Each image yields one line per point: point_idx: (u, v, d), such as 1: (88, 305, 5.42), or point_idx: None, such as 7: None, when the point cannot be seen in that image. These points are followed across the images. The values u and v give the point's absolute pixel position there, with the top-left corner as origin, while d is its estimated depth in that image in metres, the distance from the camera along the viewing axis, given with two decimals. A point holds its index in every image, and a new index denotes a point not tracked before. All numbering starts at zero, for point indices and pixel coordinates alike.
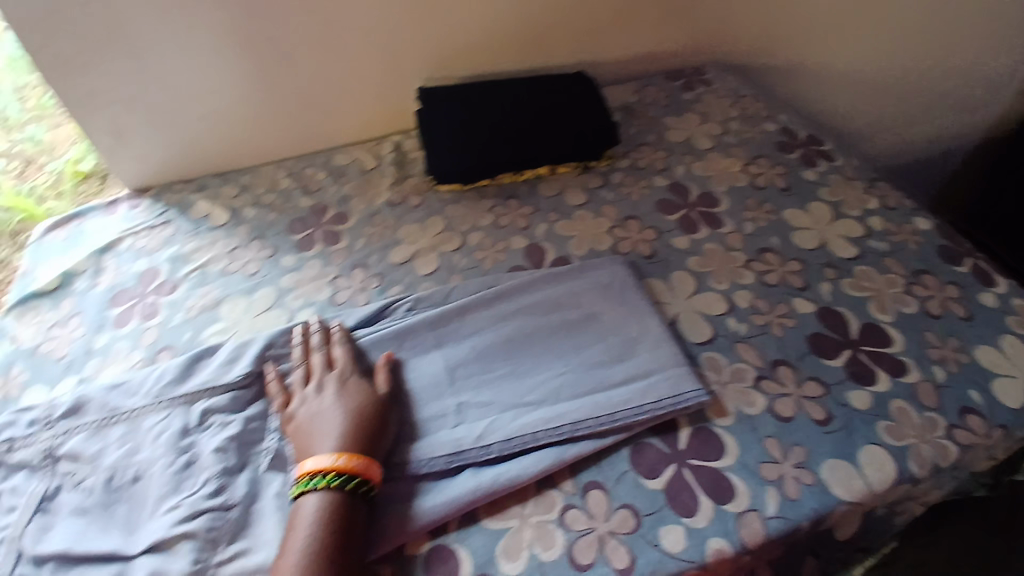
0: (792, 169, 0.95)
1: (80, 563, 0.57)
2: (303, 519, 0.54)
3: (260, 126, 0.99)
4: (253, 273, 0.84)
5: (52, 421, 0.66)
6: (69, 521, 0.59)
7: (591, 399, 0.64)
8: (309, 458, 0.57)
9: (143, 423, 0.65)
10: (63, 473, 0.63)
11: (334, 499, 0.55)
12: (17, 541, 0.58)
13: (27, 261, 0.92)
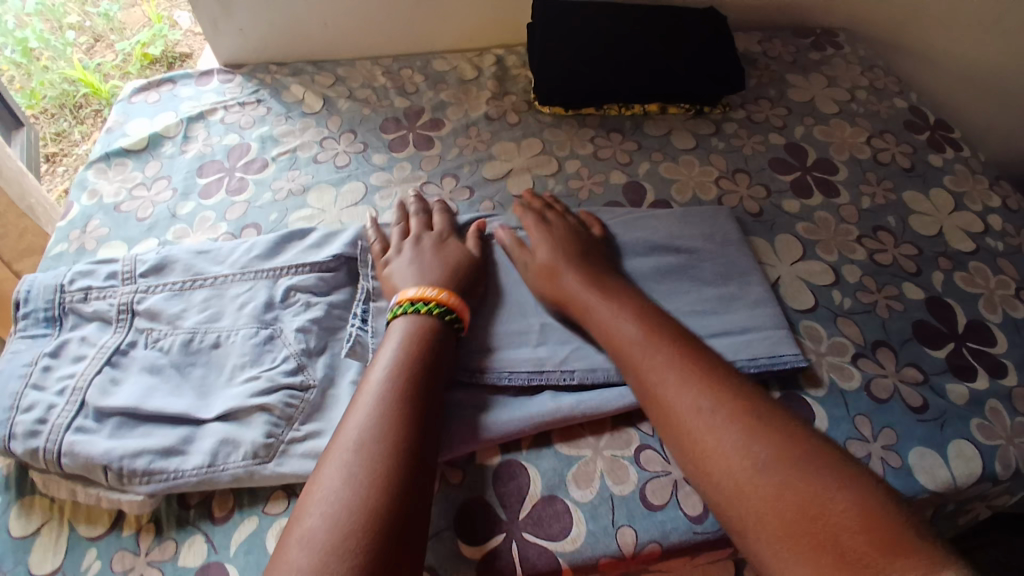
0: (918, 151, 0.86)
1: (148, 422, 0.55)
2: (393, 337, 0.56)
3: (364, 16, 0.98)
4: (343, 165, 0.83)
5: (134, 277, 0.65)
6: (140, 378, 0.58)
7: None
8: (410, 288, 0.60)
9: (227, 292, 0.64)
10: (137, 330, 0.61)
11: (430, 322, 0.57)
12: (81, 390, 0.56)
13: (117, 116, 0.92)
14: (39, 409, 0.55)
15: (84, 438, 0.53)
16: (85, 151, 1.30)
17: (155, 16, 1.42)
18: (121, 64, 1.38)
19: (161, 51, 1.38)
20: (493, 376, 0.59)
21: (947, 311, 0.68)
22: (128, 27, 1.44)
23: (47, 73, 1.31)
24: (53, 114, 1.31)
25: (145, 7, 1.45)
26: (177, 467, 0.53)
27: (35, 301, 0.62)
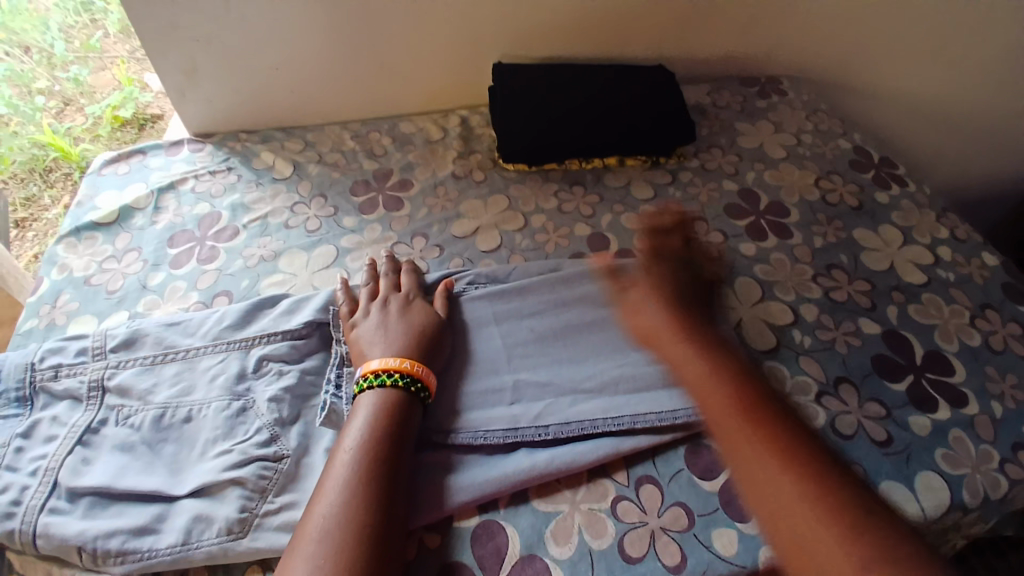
0: (864, 189, 0.91)
1: (122, 500, 0.54)
2: (360, 412, 0.57)
3: (331, 83, 1.02)
4: (314, 230, 0.84)
5: (104, 353, 0.65)
6: (112, 456, 0.57)
7: (647, 387, 0.63)
8: (374, 359, 0.61)
9: (198, 364, 0.64)
10: (109, 406, 0.60)
11: (395, 395, 0.58)
12: (53, 471, 0.55)
13: (85, 190, 0.93)
14: (11, 491, 0.53)
15: (58, 520, 0.52)
16: (53, 215, 1.31)
17: (125, 78, 1.42)
18: (91, 127, 1.39)
19: (132, 113, 1.39)
20: (465, 437, 0.59)
21: (904, 344, 0.72)
22: (99, 91, 1.43)
23: (16, 139, 1.32)
24: (24, 179, 1.33)
25: (116, 69, 1.45)
26: (152, 547, 0.52)
27: (3, 382, 0.61)
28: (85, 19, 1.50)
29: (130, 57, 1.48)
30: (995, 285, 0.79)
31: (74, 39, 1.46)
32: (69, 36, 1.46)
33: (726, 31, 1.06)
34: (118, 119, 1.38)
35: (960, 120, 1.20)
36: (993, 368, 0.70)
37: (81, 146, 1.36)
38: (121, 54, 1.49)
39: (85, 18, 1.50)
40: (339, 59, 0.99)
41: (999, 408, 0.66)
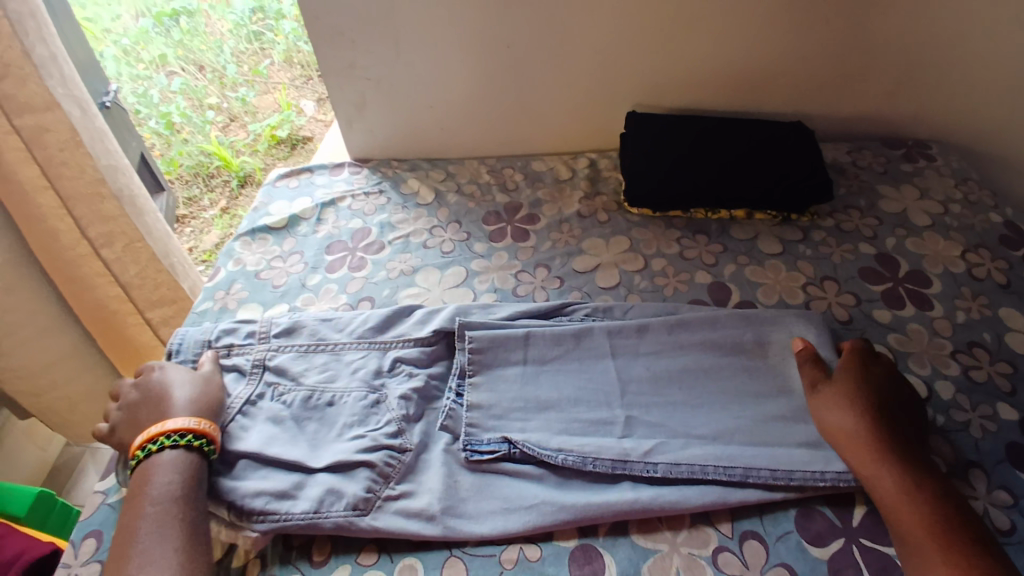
0: (1016, 267, 0.84)
1: (266, 466, 0.63)
2: (162, 468, 0.59)
3: (476, 122, 1.12)
4: (448, 252, 0.93)
5: (268, 336, 0.75)
6: (265, 426, 0.65)
7: (761, 438, 0.63)
8: (172, 420, 0.62)
9: (344, 356, 0.73)
10: (266, 382, 0.70)
11: (179, 457, 0.60)
12: (214, 433, 0.65)
13: (262, 198, 1.09)
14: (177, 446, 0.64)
15: (214, 477, 0.61)
16: (209, 215, 1.55)
17: (284, 102, 1.65)
18: (251, 142, 1.63)
19: (287, 133, 1.64)
20: (577, 458, 0.62)
21: None
22: (260, 110, 1.70)
23: (186, 145, 1.60)
24: (188, 180, 1.59)
25: (277, 94, 1.70)
26: (288, 510, 0.59)
27: (184, 352, 0.73)
28: (254, 47, 1.77)
29: (290, 84, 1.74)
30: None
31: (245, 63, 1.75)
32: (241, 60, 1.75)
33: (875, 91, 1.02)
34: (274, 138, 1.62)
35: None
36: None
37: (240, 158, 1.59)
38: (282, 81, 1.75)
39: (255, 46, 1.77)
40: (487, 101, 1.09)
41: None
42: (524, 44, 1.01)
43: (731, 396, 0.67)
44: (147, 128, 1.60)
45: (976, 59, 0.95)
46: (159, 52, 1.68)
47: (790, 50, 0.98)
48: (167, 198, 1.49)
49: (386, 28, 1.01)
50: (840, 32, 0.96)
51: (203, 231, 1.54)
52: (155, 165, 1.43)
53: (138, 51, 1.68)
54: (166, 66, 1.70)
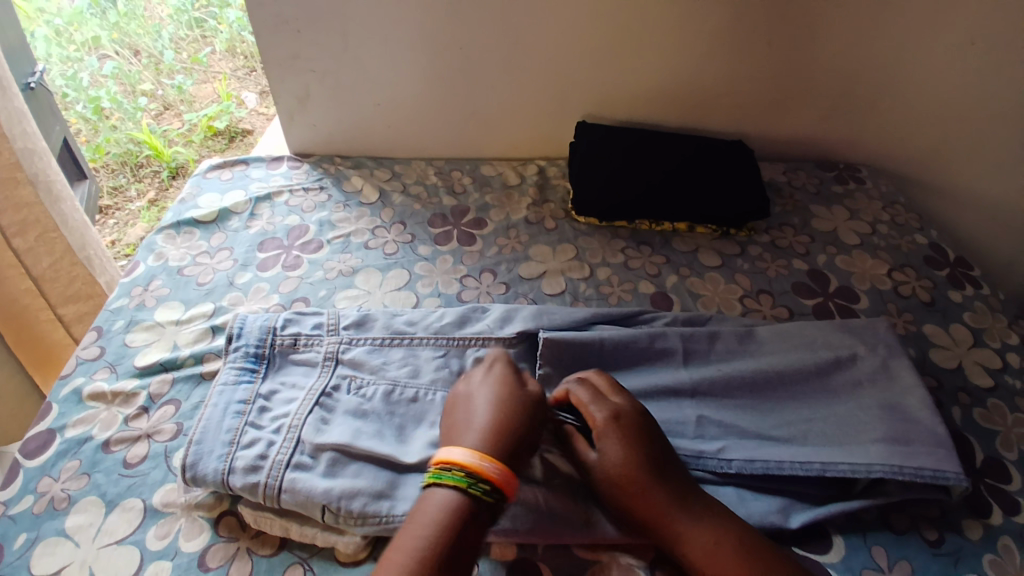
0: (938, 286, 0.90)
1: (358, 462, 0.58)
2: (422, 514, 0.51)
3: (425, 121, 1.09)
4: (391, 253, 0.89)
5: (338, 329, 0.70)
6: (347, 420, 0.61)
7: (733, 437, 0.63)
8: (452, 448, 0.55)
9: (421, 352, 0.68)
10: (340, 375, 0.65)
11: (459, 502, 0.51)
12: (296, 428, 0.60)
13: (189, 190, 1.02)
14: (259, 446, 0.59)
15: (303, 476, 0.56)
16: (136, 207, 1.45)
17: (226, 93, 1.55)
18: (186, 133, 1.53)
19: (225, 125, 1.53)
20: None
21: (965, 449, 0.69)
22: (198, 100, 1.61)
23: (115, 133, 1.48)
24: (115, 169, 1.48)
25: (216, 84, 1.63)
26: (388, 512, 0.54)
27: (247, 337, 0.68)
28: (196, 34, 1.67)
29: (231, 75, 1.66)
30: None
31: (183, 50, 1.65)
32: (179, 47, 1.65)
33: (810, 117, 1.08)
34: (212, 129, 1.52)
35: None
36: None
37: (173, 150, 1.48)
38: (223, 71, 1.67)
39: (196, 33, 1.67)
40: (438, 102, 1.07)
41: None
42: (478, 48, 0.99)
43: (698, 406, 0.66)
44: (73, 112, 1.50)
45: (900, 93, 1.03)
46: (92, 34, 1.59)
47: (734, 72, 1.02)
48: (91, 188, 1.38)
49: (337, 21, 0.97)
50: (780, 58, 1.00)
51: (128, 224, 1.43)
52: (77, 150, 1.32)
53: (70, 31, 1.60)
54: (99, 49, 1.61)
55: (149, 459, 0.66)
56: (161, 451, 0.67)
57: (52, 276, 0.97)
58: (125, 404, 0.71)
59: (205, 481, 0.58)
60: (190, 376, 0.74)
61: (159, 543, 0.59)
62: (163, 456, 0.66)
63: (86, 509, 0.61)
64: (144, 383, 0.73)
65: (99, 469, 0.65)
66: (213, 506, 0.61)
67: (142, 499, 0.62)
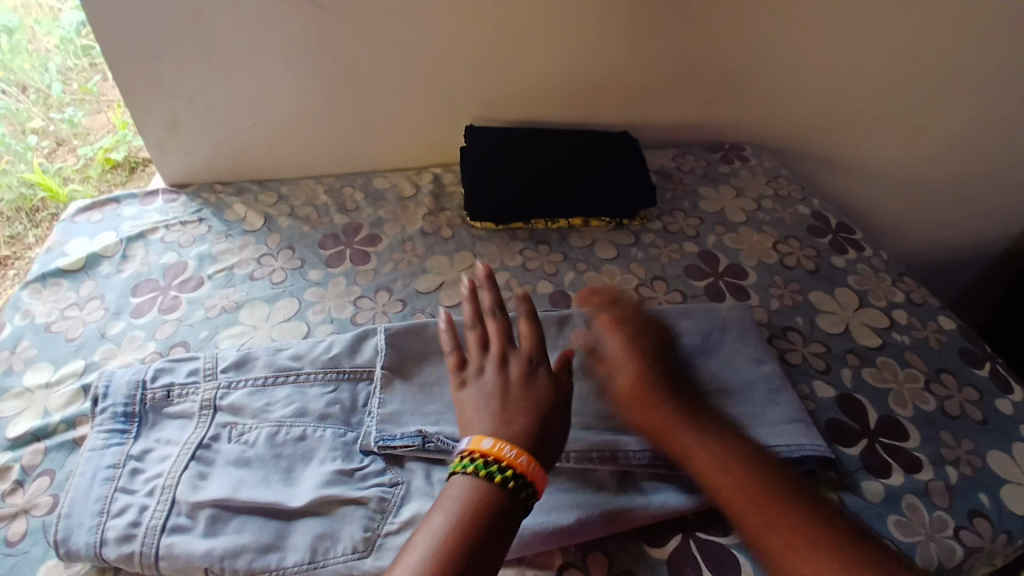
0: (822, 254, 0.95)
1: (242, 514, 0.55)
2: (452, 502, 0.50)
3: (309, 138, 1.05)
4: (278, 282, 0.85)
5: (215, 373, 0.66)
6: (228, 471, 0.58)
7: (576, 420, 0.65)
8: (484, 437, 0.54)
9: (309, 388, 0.65)
10: (219, 424, 0.61)
11: (485, 491, 0.51)
12: (171, 487, 0.56)
13: (55, 237, 0.93)
14: (130, 513, 0.54)
15: (182, 539, 0.53)
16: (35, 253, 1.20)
17: (120, 121, 1.35)
18: (82, 169, 1.32)
19: (124, 156, 1.34)
20: None
21: (859, 409, 0.73)
22: (93, 131, 1.35)
23: (3, 176, 1.23)
24: (8, 218, 1.24)
25: (111, 112, 1.36)
26: (277, 565, 0.52)
27: (114, 396, 0.63)
28: (84, 63, 1.34)
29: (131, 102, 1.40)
30: (952, 349, 0.82)
31: (72, 79, 1.33)
32: (67, 76, 1.33)
33: (693, 100, 1.11)
34: (109, 162, 1.34)
35: (919, 187, 1.26)
36: (949, 433, 0.72)
37: (69, 186, 1.29)
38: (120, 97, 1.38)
39: (86, 62, 1.34)
40: (318, 116, 1.02)
41: (954, 475, 0.68)
42: (355, 59, 0.96)
43: None
44: None
45: (772, 71, 1.07)
46: None
47: (613, 64, 1.04)
48: None
49: (195, 38, 0.91)
50: (657, 47, 1.02)
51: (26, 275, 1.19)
52: None
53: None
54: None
55: (30, 534, 0.60)
56: (41, 524, 0.60)
57: None
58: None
59: (78, 557, 0.53)
60: (63, 442, 0.67)
61: None
62: (44, 529, 0.60)
63: None
64: (17, 453, 0.66)
65: None
66: None
67: None
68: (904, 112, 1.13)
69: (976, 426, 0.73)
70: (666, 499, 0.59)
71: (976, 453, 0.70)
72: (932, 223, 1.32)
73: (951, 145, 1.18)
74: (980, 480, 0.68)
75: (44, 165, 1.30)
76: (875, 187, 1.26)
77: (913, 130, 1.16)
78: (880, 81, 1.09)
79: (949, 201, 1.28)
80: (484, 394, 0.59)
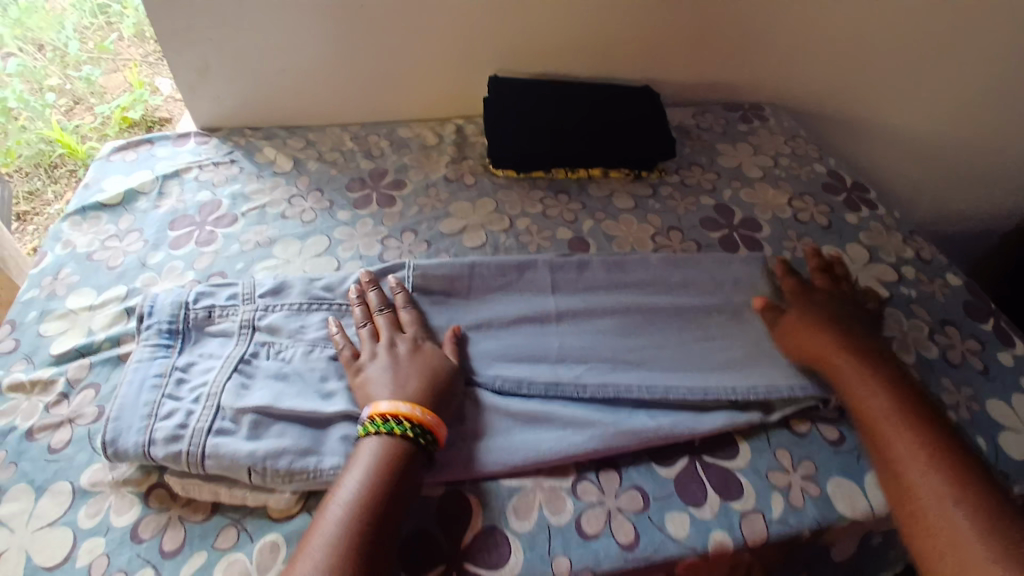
0: (835, 210, 0.96)
1: (282, 421, 0.59)
2: (362, 457, 0.56)
3: (335, 85, 1.07)
4: (309, 221, 0.88)
5: (253, 298, 0.70)
6: (268, 383, 0.62)
7: (595, 353, 0.68)
8: (382, 400, 0.59)
9: (341, 315, 0.69)
10: (258, 342, 0.66)
11: (395, 445, 0.56)
12: (216, 395, 0.60)
13: (93, 174, 0.97)
14: (178, 416, 0.59)
15: (226, 440, 0.57)
16: (54, 210, 1.37)
17: (137, 82, 1.46)
18: (100, 127, 1.44)
19: (142, 116, 1.43)
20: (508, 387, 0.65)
21: None
22: (109, 91, 1.48)
23: (23, 133, 1.39)
24: (28, 172, 1.39)
25: (128, 72, 1.49)
26: (315, 466, 0.57)
27: (158, 315, 0.67)
28: (100, 22, 1.56)
29: (143, 62, 1.53)
30: (956, 303, 0.85)
31: (88, 41, 1.52)
32: (83, 38, 1.52)
33: (716, 58, 1.11)
34: (127, 120, 1.42)
35: (937, 153, 1.26)
36: (949, 380, 0.75)
37: (88, 144, 1.41)
38: (134, 58, 1.54)
39: (101, 21, 1.56)
40: (344, 64, 1.04)
41: (954, 417, 0.71)
42: (383, 6, 0.97)
43: (561, 335, 0.70)
44: None
45: (797, 29, 1.07)
46: None
47: (639, 18, 1.04)
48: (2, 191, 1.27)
49: None
50: (682, 1, 1.02)
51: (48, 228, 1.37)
52: None
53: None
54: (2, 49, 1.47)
55: (74, 443, 0.65)
56: (85, 434, 0.65)
57: None
58: (46, 392, 0.69)
59: (128, 455, 0.58)
60: (107, 358, 0.71)
61: (92, 520, 0.58)
62: (88, 438, 0.65)
63: (18, 497, 0.60)
64: (62, 369, 0.71)
65: (23, 459, 0.63)
66: (142, 481, 0.61)
67: (70, 482, 0.61)
68: (927, 76, 1.13)
69: (977, 374, 0.76)
70: (676, 424, 0.63)
71: (974, 399, 0.74)
72: (948, 190, 1.33)
73: (973, 111, 1.18)
74: (977, 423, 0.71)
75: (64, 123, 1.43)
76: (894, 151, 1.26)
77: (935, 94, 1.16)
78: (907, 43, 1.08)
79: (967, 168, 1.28)
80: (384, 379, 0.61)
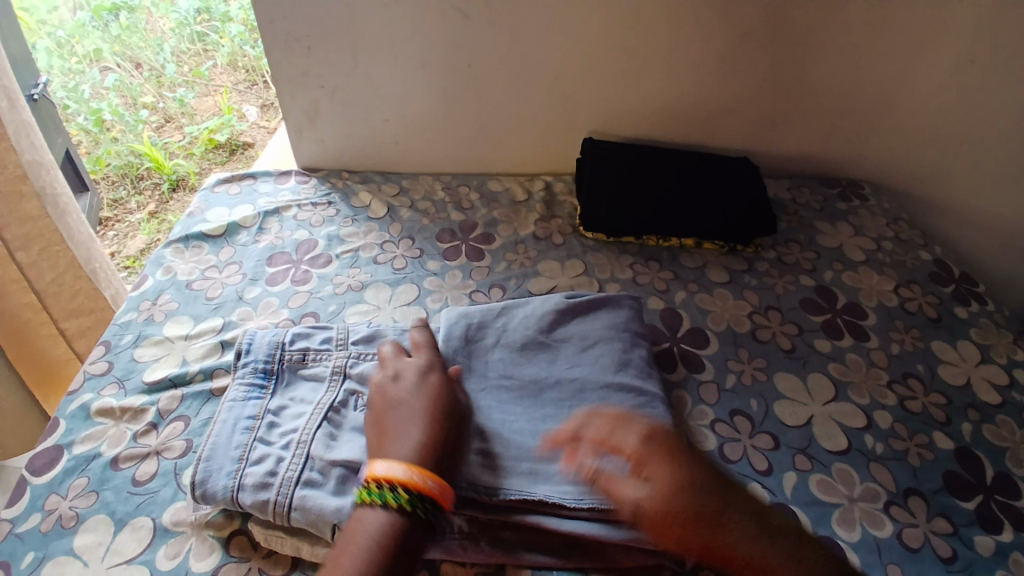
0: (944, 302, 0.90)
1: None
2: (363, 532, 0.51)
3: (431, 137, 1.10)
4: (400, 268, 0.89)
5: (346, 344, 0.70)
6: (355, 435, 0.61)
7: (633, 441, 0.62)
8: (382, 463, 0.54)
9: None
10: (347, 390, 0.65)
11: (391, 517, 0.52)
12: (304, 444, 0.60)
13: (197, 203, 1.02)
14: (269, 463, 0.59)
15: (313, 493, 0.56)
16: (135, 219, 1.44)
17: (227, 107, 1.58)
18: (187, 145, 1.55)
19: (227, 138, 1.56)
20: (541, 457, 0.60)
21: (977, 464, 0.69)
22: (198, 112, 1.63)
23: (115, 144, 1.48)
24: (114, 181, 1.48)
25: (218, 98, 1.65)
26: None
27: (255, 353, 0.68)
28: (197, 48, 1.72)
29: (232, 88, 1.69)
30: None
31: (184, 63, 1.69)
32: (181, 60, 1.69)
33: (815, 133, 1.09)
34: (212, 142, 1.54)
35: None
36: None
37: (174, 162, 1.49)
38: (225, 84, 1.70)
39: (198, 47, 1.72)
40: (441, 117, 1.08)
41: None
42: (488, 64, 1.00)
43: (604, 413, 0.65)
44: (75, 124, 1.50)
45: (905, 112, 1.04)
46: (94, 46, 1.61)
47: (740, 90, 1.03)
48: (92, 200, 1.39)
49: (344, 36, 0.98)
50: (787, 76, 1.01)
51: (127, 236, 1.43)
52: (79, 163, 1.31)
53: (72, 44, 1.61)
54: (100, 61, 1.63)
55: (159, 476, 0.65)
56: (172, 467, 0.66)
57: (55, 291, 0.95)
58: (134, 421, 0.71)
59: (214, 498, 0.57)
60: (199, 392, 0.73)
61: (171, 562, 0.58)
62: (173, 473, 0.65)
63: (96, 528, 0.61)
64: (154, 398, 0.73)
65: (108, 487, 0.64)
66: (223, 526, 0.60)
67: (152, 518, 0.61)
68: None
69: None
70: None
71: None
72: None
73: None
74: None
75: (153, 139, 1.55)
76: None
77: None
78: None
79: None
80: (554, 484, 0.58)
